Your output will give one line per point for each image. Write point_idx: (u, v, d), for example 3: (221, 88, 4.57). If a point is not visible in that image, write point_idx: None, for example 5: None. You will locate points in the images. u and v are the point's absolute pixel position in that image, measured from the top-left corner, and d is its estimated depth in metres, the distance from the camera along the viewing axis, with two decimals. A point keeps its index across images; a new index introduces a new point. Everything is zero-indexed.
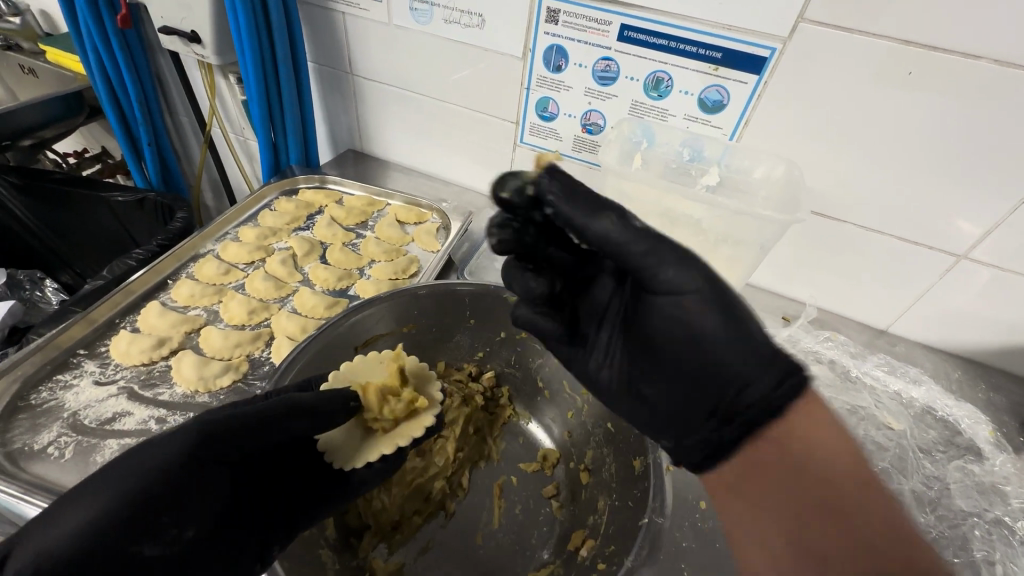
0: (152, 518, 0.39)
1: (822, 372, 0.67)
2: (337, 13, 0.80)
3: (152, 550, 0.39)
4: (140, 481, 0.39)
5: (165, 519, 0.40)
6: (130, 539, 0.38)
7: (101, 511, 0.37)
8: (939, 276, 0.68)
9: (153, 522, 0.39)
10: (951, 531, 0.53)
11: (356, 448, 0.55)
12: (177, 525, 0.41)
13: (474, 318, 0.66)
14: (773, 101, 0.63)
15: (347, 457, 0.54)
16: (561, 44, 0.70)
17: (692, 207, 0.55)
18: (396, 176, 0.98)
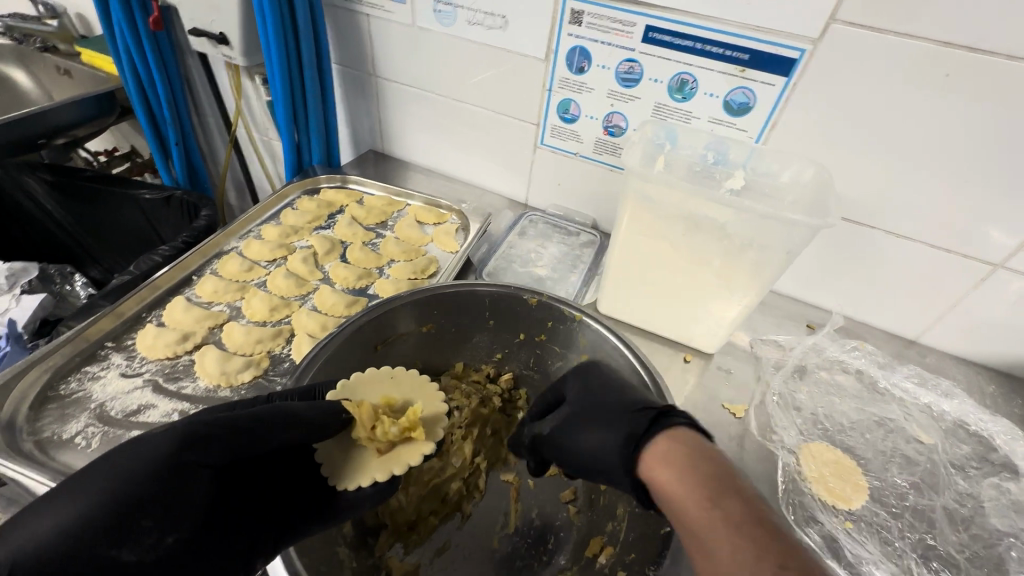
0: (133, 521, 0.37)
1: (848, 382, 0.66)
2: (362, 15, 0.81)
3: (129, 556, 0.36)
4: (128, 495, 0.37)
5: (146, 523, 0.37)
6: (105, 541, 0.35)
7: (82, 511, 0.35)
8: (973, 285, 0.66)
9: (134, 526, 0.37)
10: (985, 551, 0.51)
11: (351, 468, 0.52)
12: (158, 530, 0.38)
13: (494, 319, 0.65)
14: (801, 104, 0.62)
15: (342, 475, 0.51)
16: (584, 46, 0.69)
17: (715, 210, 0.54)
18: (416, 177, 0.99)
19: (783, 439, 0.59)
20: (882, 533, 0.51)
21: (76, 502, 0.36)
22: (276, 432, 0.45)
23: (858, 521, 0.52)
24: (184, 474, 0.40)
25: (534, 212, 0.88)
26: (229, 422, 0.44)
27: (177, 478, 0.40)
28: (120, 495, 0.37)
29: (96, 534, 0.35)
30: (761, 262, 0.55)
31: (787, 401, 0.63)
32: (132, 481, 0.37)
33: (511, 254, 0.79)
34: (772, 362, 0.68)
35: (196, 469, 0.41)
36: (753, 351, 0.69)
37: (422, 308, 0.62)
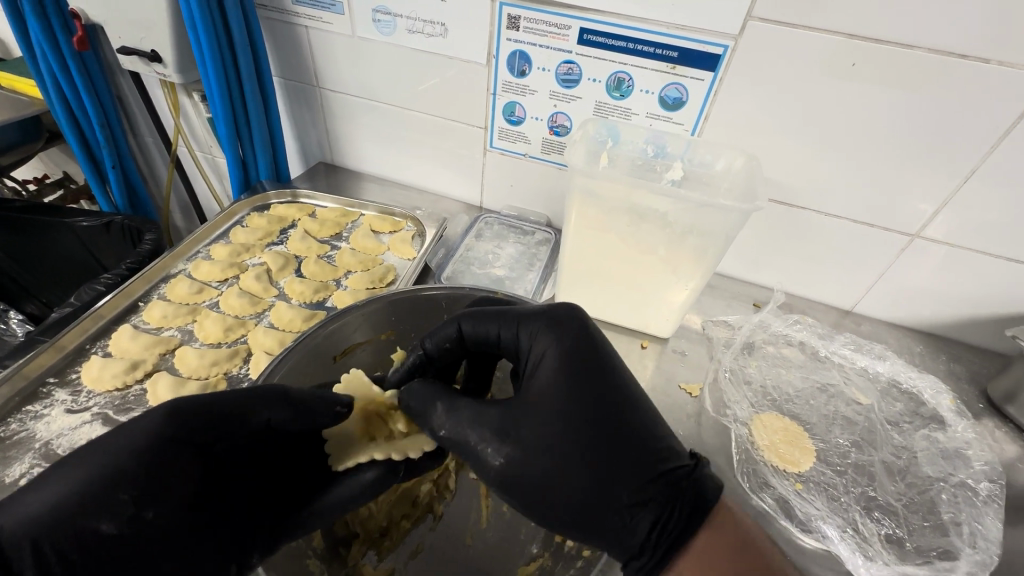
0: (111, 492, 0.37)
1: (792, 354, 0.70)
2: (301, 27, 0.81)
3: (108, 528, 0.36)
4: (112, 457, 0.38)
5: (121, 496, 0.37)
6: (86, 512, 0.36)
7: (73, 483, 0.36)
8: (896, 255, 0.72)
9: (109, 497, 0.37)
10: (920, 496, 0.54)
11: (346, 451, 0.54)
12: (135, 504, 0.38)
13: None
14: (726, 97, 0.66)
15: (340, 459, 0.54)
16: (523, 49, 0.71)
17: (655, 200, 0.56)
18: (369, 187, 0.98)
19: (735, 412, 0.62)
20: (830, 491, 0.54)
21: (61, 479, 0.37)
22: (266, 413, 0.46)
23: (807, 481, 0.55)
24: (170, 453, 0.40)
25: (489, 215, 0.89)
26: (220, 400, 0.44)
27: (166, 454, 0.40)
28: (100, 471, 0.37)
29: (77, 502, 0.36)
30: (703, 250, 0.58)
31: (738, 376, 0.66)
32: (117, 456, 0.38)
33: (469, 256, 0.80)
34: (722, 340, 0.71)
35: (188, 442, 0.42)
36: (705, 332, 0.72)
37: (374, 323, 0.63)
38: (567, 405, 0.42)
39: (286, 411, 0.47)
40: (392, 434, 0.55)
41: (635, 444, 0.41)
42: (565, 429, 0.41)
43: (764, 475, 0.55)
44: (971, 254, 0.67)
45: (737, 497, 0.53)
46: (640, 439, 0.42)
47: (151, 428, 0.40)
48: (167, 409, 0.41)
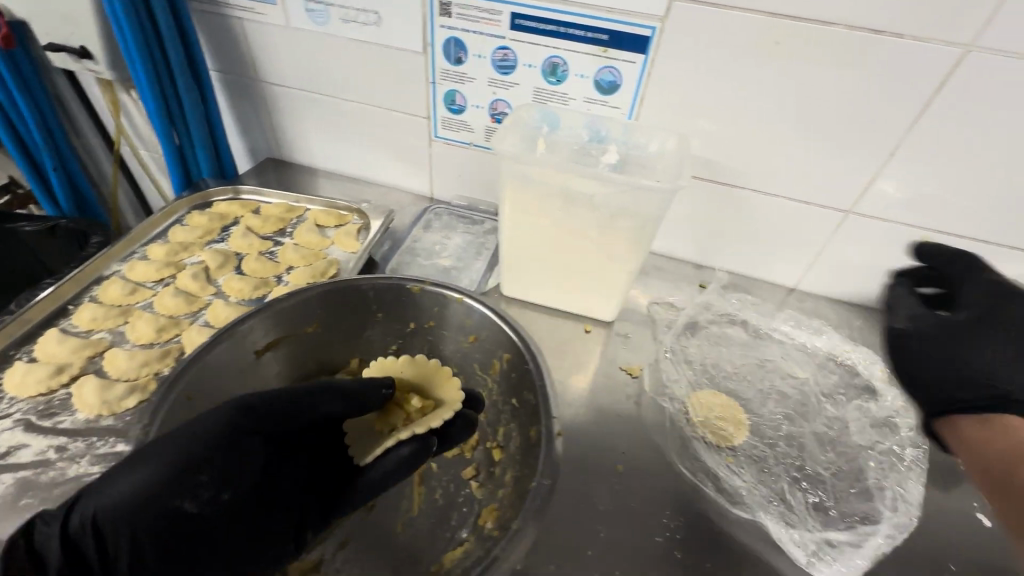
0: (192, 476, 0.43)
1: (734, 333, 0.71)
2: (234, 19, 0.79)
3: (190, 507, 0.42)
4: (190, 446, 0.44)
5: (202, 478, 0.44)
6: (173, 493, 0.42)
7: (159, 469, 0.42)
8: (832, 232, 0.73)
9: (189, 481, 0.43)
10: (847, 464, 0.56)
11: (373, 445, 0.60)
12: (212, 488, 0.44)
13: (380, 311, 0.68)
14: (658, 79, 0.67)
15: (366, 452, 0.60)
16: (457, 36, 0.71)
17: (585, 184, 0.57)
18: (319, 181, 0.97)
19: (673, 392, 0.62)
20: (760, 463, 0.55)
21: (150, 465, 0.42)
22: (322, 405, 0.54)
23: (739, 456, 0.56)
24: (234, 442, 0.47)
25: (439, 205, 0.88)
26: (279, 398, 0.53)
27: (234, 443, 0.47)
28: (182, 459, 0.43)
29: (162, 486, 0.42)
30: (635, 231, 0.59)
31: (679, 356, 0.67)
32: (193, 445, 0.44)
33: (416, 248, 0.79)
34: (666, 321, 0.72)
35: (251, 433, 0.49)
36: (650, 314, 0.73)
37: (291, 314, 0.64)
38: None
39: (338, 402, 0.55)
40: (409, 416, 0.60)
41: None
42: None
43: (698, 453, 0.56)
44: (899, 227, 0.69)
45: (670, 473, 0.54)
46: None
47: (230, 419, 0.47)
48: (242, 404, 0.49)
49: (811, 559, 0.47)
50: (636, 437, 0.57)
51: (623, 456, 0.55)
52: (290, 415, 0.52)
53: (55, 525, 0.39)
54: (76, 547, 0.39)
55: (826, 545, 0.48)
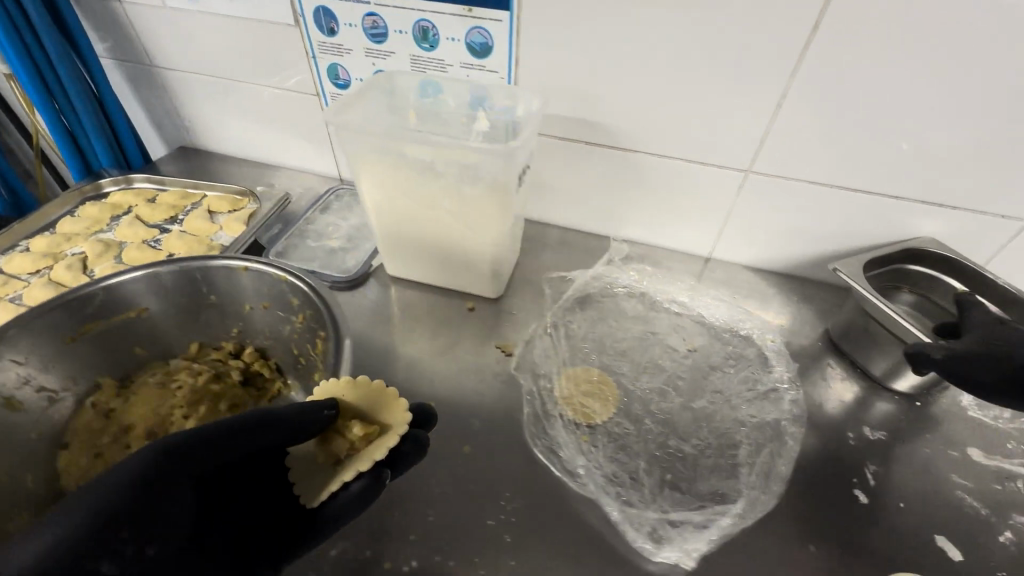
0: (110, 537, 0.30)
1: (628, 305, 0.67)
2: (116, 4, 0.77)
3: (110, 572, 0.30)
4: (104, 499, 0.30)
5: (121, 531, 0.31)
6: (85, 559, 0.29)
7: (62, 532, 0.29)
8: (735, 193, 0.68)
9: (108, 541, 0.30)
10: (718, 440, 0.52)
11: (319, 485, 0.43)
12: (137, 540, 0.31)
13: (214, 294, 0.55)
14: (529, 37, 0.62)
15: (313, 493, 0.42)
16: (325, 5, 0.68)
17: (417, 149, 0.52)
18: (231, 167, 0.95)
19: (548, 370, 0.58)
20: (621, 440, 0.51)
21: (64, 522, 0.29)
22: (264, 436, 0.38)
23: (596, 433, 0.52)
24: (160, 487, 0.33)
25: (343, 186, 0.86)
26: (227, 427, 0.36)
27: (162, 483, 0.33)
28: (92, 513, 0.30)
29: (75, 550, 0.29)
30: (487, 198, 0.55)
31: (561, 331, 0.63)
32: (111, 491, 0.31)
33: (308, 230, 0.77)
34: (557, 296, 0.68)
35: (174, 478, 0.33)
36: (543, 288, 0.70)
37: (105, 303, 0.53)
38: None
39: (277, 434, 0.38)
40: (353, 447, 0.42)
41: None
42: None
43: (555, 429, 0.52)
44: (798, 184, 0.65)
45: (521, 452, 0.51)
46: None
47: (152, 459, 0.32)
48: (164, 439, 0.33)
49: (649, 541, 0.44)
50: (495, 416, 0.54)
51: (473, 437, 0.52)
52: (237, 443, 0.36)
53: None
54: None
55: (667, 525, 0.45)
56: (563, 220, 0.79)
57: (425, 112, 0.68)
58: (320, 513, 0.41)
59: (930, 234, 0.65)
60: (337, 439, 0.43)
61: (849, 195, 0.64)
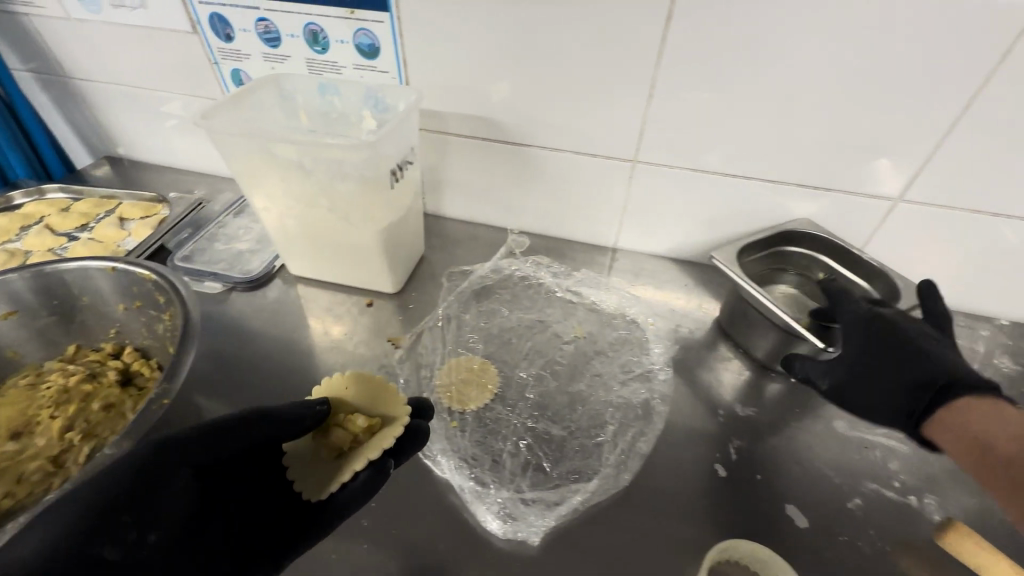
0: (111, 520, 0.34)
1: (524, 295, 0.69)
2: (21, 17, 0.78)
3: (112, 555, 0.33)
4: (100, 489, 0.34)
5: (124, 519, 0.34)
6: (85, 541, 0.32)
7: (62, 523, 0.32)
8: (626, 184, 0.70)
9: (111, 523, 0.34)
10: (587, 420, 0.53)
11: (324, 479, 0.44)
12: (138, 526, 0.35)
13: (86, 295, 0.58)
14: (411, 37, 0.64)
15: (317, 488, 0.44)
16: (218, 12, 0.69)
17: (285, 148, 0.53)
18: (155, 175, 0.96)
19: (432, 361, 0.60)
20: (491, 425, 0.53)
21: (63, 514, 0.33)
22: (255, 429, 0.41)
23: (467, 418, 0.53)
24: (157, 474, 0.37)
25: None
26: (230, 422, 0.40)
27: (162, 474, 0.37)
28: (91, 500, 0.34)
29: (73, 533, 0.32)
30: (361, 194, 0.57)
31: (453, 322, 0.65)
32: (113, 481, 0.35)
33: (217, 233, 0.78)
34: (457, 289, 0.70)
35: (169, 469, 0.37)
36: (445, 282, 0.71)
37: None
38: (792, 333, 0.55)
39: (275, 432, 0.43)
40: (355, 437, 0.44)
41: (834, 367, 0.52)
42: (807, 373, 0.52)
43: None
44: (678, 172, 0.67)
45: None
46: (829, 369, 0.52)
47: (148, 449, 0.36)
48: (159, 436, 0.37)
49: (498, 521, 0.45)
50: None
51: None
52: (231, 436, 0.40)
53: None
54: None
55: (520, 504, 0.46)
56: (473, 215, 0.81)
57: (317, 112, 0.71)
58: (332, 503, 0.43)
59: (807, 216, 0.68)
60: (341, 429, 0.45)
61: (729, 181, 0.66)
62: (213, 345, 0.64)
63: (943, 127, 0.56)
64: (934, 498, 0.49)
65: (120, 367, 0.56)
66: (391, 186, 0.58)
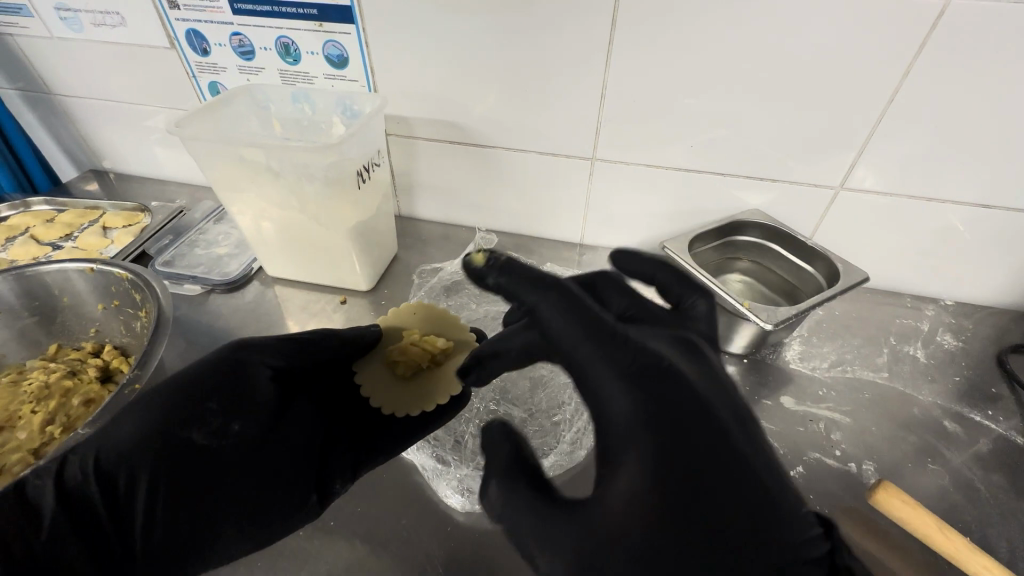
0: (199, 403, 0.44)
1: (492, 288, 0.73)
2: (5, 36, 0.81)
3: (199, 438, 0.43)
4: (181, 387, 0.45)
5: (208, 409, 0.45)
6: (177, 425, 0.43)
7: (152, 411, 0.43)
8: (588, 181, 0.74)
9: (199, 410, 0.44)
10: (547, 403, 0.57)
11: (407, 394, 0.56)
12: (224, 416, 0.45)
13: (67, 296, 0.63)
14: (377, 47, 0.67)
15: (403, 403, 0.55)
16: (194, 28, 0.72)
17: (255, 153, 0.56)
18: (139, 186, 0.99)
19: None
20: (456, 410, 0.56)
21: (153, 406, 0.43)
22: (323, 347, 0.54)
23: None
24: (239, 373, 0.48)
25: None
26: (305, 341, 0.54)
27: (241, 374, 0.48)
28: (178, 394, 0.44)
29: (165, 419, 0.43)
30: (330, 195, 0.60)
31: None
32: (196, 379, 0.45)
33: (197, 239, 0.80)
34: (428, 285, 0.73)
35: (231, 377, 0.47)
36: (417, 280, 0.75)
37: None
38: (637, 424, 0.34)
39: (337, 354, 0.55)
40: (435, 356, 0.58)
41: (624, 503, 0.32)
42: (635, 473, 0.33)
43: None
44: (634, 168, 0.71)
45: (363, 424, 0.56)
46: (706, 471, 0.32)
47: (219, 357, 0.47)
48: (230, 345, 0.49)
49: (458, 495, 0.49)
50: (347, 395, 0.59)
51: None
52: (308, 349, 0.53)
53: (51, 477, 0.38)
54: (79, 496, 0.39)
55: (479, 480, 0.49)
56: (446, 215, 0.85)
57: (291, 120, 0.74)
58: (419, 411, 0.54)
59: (758, 207, 0.71)
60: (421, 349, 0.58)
61: (683, 176, 0.70)
62: (193, 345, 0.66)
63: (873, 121, 0.59)
64: (873, 464, 0.54)
65: (99, 365, 0.59)
66: (358, 187, 0.62)
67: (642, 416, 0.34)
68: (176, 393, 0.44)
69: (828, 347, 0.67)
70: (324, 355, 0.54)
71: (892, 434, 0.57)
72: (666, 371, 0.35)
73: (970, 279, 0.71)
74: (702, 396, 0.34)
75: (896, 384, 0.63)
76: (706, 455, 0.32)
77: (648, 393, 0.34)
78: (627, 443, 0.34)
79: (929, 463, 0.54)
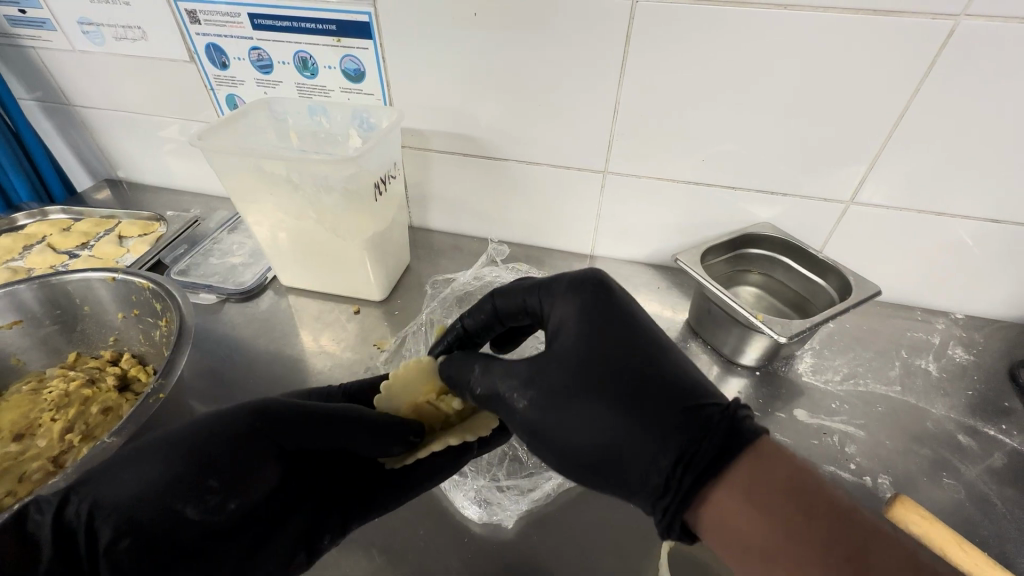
0: (201, 479, 0.36)
1: None
2: (28, 49, 0.83)
3: (193, 514, 0.35)
4: (194, 447, 0.37)
5: (210, 473, 0.37)
6: (175, 497, 0.35)
7: (167, 469, 0.35)
8: (599, 194, 0.75)
9: (199, 484, 0.36)
10: None
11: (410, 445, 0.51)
12: (223, 494, 0.37)
13: (89, 305, 0.63)
14: (394, 62, 0.69)
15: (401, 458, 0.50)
16: (214, 42, 0.74)
17: (275, 165, 0.57)
18: (153, 196, 1.00)
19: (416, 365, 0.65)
20: None
21: (166, 461, 0.36)
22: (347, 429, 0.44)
23: None
24: (254, 444, 0.39)
25: None
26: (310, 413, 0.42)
27: (260, 448, 0.40)
28: (191, 459, 0.36)
29: (173, 483, 0.35)
30: (347, 207, 0.61)
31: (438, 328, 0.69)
32: (208, 448, 0.37)
33: (212, 249, 0.81)
34: (441, 296, 0.74)
35: (250, 440, 0.39)
36: (430, 291, 0.76)
37: None
38: (581, 351, 0.37)
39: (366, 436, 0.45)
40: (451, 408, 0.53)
41: (563, 405, 0.35)
42: (576, 381, 0.35)
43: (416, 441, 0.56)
44: (646, 181, 0.72)
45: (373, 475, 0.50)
46: (658, 399, 0.33)
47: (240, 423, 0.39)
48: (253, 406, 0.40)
49: (474, 506, 0.50)
50: None
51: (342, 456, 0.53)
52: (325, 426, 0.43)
53: (50, 513, 0.32)
54: (70, 542, 0.32)
55: (495, 491, 0.50)
56: (458, 226, 0.86)
57: (308, 133, 0.75)
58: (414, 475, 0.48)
59: (769, 221, 0.72)
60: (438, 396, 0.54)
61: (693, 190, 0.71)
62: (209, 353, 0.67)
63: (883, 136, 0.60)
64: (887, 478, 0.54)
65: (118, 374, 0.60)
66: (374, 199, 0.63)
67: (591, 339, 0.37)
68: (192, 451, 0.37)
69: (840, 360, 0.68)
70: (342, 441, 0.44)
71: (905, 447, 0.57)
72: (616, 309, 0.39)
73: (980, 292, 0.71)
74: (652, 339, 0.37)
75: (909, 398, 0.63)
76: (640, 391, 0.33)
77: (603, 322, 0.38)
78: (571, 356, 0.37)
79: (943, 477, 0.54)
